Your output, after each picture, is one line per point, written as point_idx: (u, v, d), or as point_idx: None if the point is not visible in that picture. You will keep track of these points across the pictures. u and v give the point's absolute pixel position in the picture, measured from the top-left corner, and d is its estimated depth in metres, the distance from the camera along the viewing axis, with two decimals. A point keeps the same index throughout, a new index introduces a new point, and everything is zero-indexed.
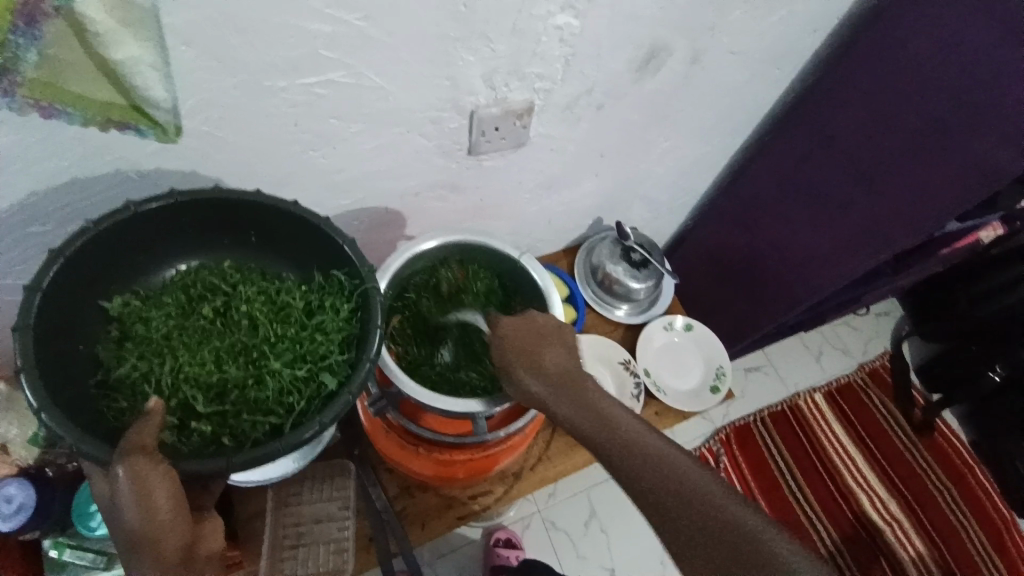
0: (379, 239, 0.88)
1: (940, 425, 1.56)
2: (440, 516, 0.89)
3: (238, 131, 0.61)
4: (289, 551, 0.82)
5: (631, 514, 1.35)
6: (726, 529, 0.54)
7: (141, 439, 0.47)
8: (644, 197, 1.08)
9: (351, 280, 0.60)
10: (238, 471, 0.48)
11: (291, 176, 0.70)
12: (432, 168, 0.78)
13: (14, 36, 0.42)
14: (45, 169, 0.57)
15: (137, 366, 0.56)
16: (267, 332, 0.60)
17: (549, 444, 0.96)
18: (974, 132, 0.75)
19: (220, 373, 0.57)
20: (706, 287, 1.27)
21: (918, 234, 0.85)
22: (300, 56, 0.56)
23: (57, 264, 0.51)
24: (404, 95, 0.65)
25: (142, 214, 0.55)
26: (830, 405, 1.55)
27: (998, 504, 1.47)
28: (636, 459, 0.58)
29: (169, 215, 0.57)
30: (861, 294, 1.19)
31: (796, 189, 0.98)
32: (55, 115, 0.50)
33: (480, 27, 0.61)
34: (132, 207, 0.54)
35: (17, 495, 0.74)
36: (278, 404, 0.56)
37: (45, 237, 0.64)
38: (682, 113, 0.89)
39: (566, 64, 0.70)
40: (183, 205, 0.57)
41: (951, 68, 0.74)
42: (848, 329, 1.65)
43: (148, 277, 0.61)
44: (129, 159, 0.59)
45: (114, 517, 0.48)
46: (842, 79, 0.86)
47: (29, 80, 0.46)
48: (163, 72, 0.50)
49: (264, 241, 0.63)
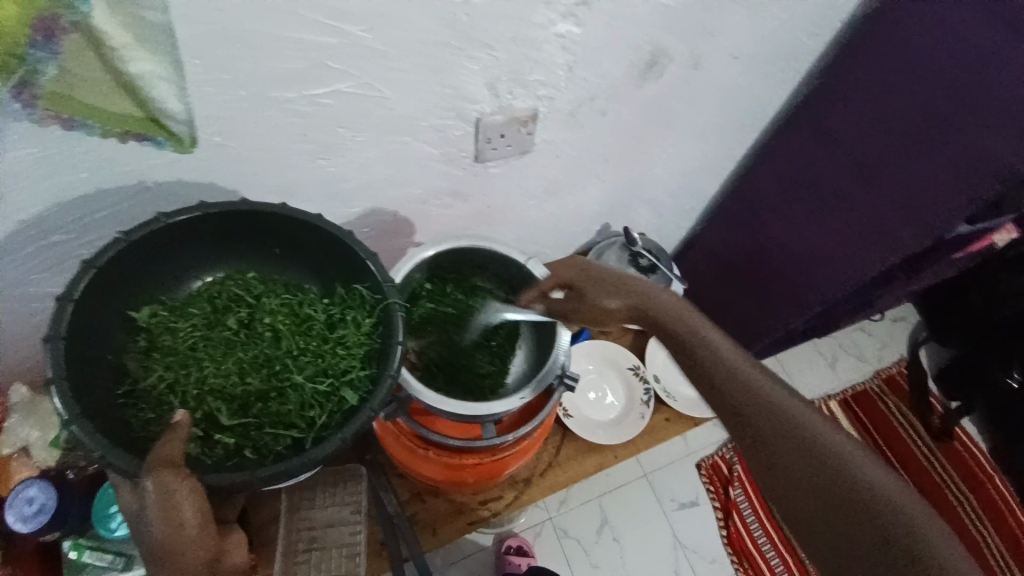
0: (388, 244, 0.89)
1: (960, 431, 1.52)
2: (450, 521, 0.90)
3: (248, 141, 0.63)
4: (302, 555, 0.81)
5: (643, 522, 1.34)
6: (774, 415, 0.62)
7: (169, 453, 0.48)
8: (652, 203, 1.09)
9: (374, 295, 0.61)
10: (261, 484, 0.50)
11: (302, 184, 0.71)
12: (441, 175, 0.80)
13: (33, 50, 0.44)
14: (64, 181, 0.59)
15: (164, 376, 0.58)
16: (290, 345, 0.62)
17: (558, 449, 0.97)
18: (970, 122, 0.75)
19: (244, 386, 0.59)
20: (714, 294, 1.27)
21: (925, 237, 0.85)
22: (308, 67, 0.58)
23: (88, 276, 0.53)
24: (411, 104, 0.67)
25: (170, 225, 0.57)
26: (845, 411, 1.54)
27: (1019, 513, 1.43)
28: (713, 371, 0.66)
29: (197, 225, 0.59)
30: (875, 299, 1.18)
31: (805, 190, 0.97)
32: (74, 127, 0.53)
33: (480, 35, 0.62)
34: (160, 219, 0.56)
35: (40, 497, 0.76)
36: (299, 418, 0.58)
37: (66, 246, 0.66)
38: (686, 118, 0.90)
39: (567, 71, 0.71)
40: (210, 217, 0.58)
41: (964, 70, 0.74)
42: (862, 333, 1.64)
43: (176, 286, 0.63)
44: (146, 171, 0.61)
45: (140, 527, 0.49)
46: (850, 81, 0.86)
47: (49, 94, 0.48)
48: (175, 86, 0.52)
49: (289, 252, 0.65)
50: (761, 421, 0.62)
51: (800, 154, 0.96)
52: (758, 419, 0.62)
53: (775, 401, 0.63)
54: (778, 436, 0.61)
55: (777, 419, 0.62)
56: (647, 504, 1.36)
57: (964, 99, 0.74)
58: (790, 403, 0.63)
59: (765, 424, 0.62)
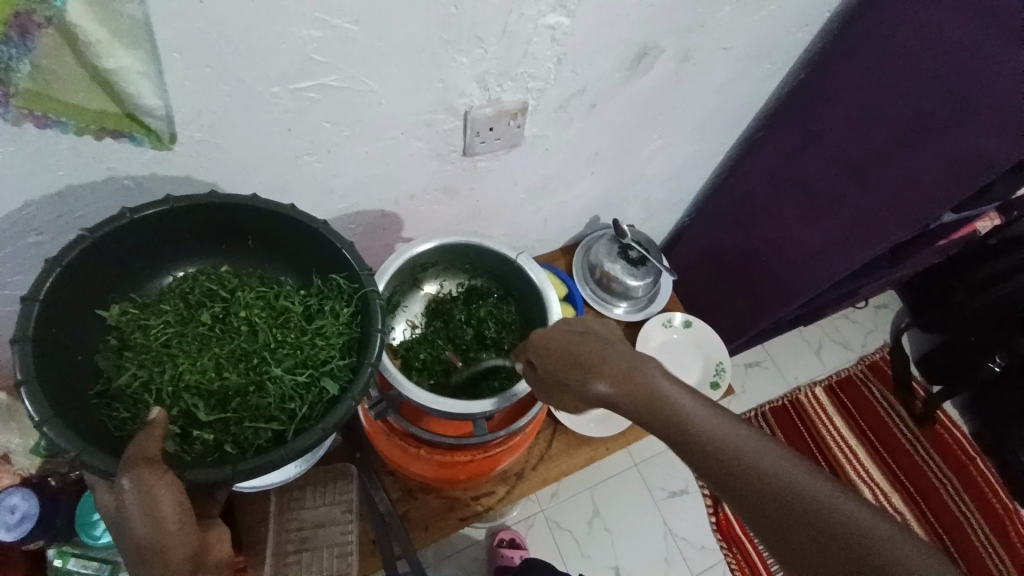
0: (377, 242, 0.88)
1: (941, 416, 1.55)
2: (443, 517, 0.89)
3: (234, 137, 0.61)
4: (293, 556, 0.82)
5: (635, 512, 1.35)
6: (752, 471, 0.53)
7: (145, 450, 0.48)
8: (642, 196, 1.09)
9: (351, 285, 0.60)
10: (242, 478, 0.48)
11: (287, 181, 0.70)
12: (430, 171, 0.78)
13: (7, 47, 0.42)
14: (39, 181, 0.57)
15: (138, 375, 0.56)
16: (267, 338, 0.60)
17: (550, 443, 0.97)
18: (967, 117, 0.73)
19: (221, 381, 0.58)
20: (703, 286, 1.27)
21: (912, 224, 0.85)
22: (295, 61, 0.56)
23: (54, 274, 0.50)
24: (400, 99, 0.65)
25: (137, 221, 0.55)
26: (831, 398, 1.55)
27: (1001, 493, 1.46)
28: (675, 429, 0.56)
29: (166, 221, 0.57)
30: (860, 288, 1.19)
31: (792, 181, 0.98)
32: (48, 125, 0.51)
33: (470, 29, 0.61)
34: (126, 214, 0.54)
35: (22, 505, 0.75)
36: (280, 411, 0.57)
37: (43, 248, 0.64)
38: (678, 111, 0.90)
39: (557, 64, 0.70)
40: (179, 212, 0.57)
41: (950, 65, 0.74)
42: (845, 321, 1.69)
43: (146, 283, 0.61)
44: (125, 168, 0.59)
45: (121, 528, 0.48)
46: (835, 74, 0.87)
47: (23, 91, 0.46)
48: (155, 81, 0.50)
49: (262, 245, 0.63)
50: (732, 478, 0.53)
51: (788, 143, 0.96)
52: (733, 476, 0.53)
53: (748, 454, 0.54)
54: (757, 496, 0.52)
55: (750, 477, 0.53)
56: (638, 494, 1.37)
57: (955, 96, 0.74)
58: (761, 456, 0.54)
59: (740, 479, 0.53)
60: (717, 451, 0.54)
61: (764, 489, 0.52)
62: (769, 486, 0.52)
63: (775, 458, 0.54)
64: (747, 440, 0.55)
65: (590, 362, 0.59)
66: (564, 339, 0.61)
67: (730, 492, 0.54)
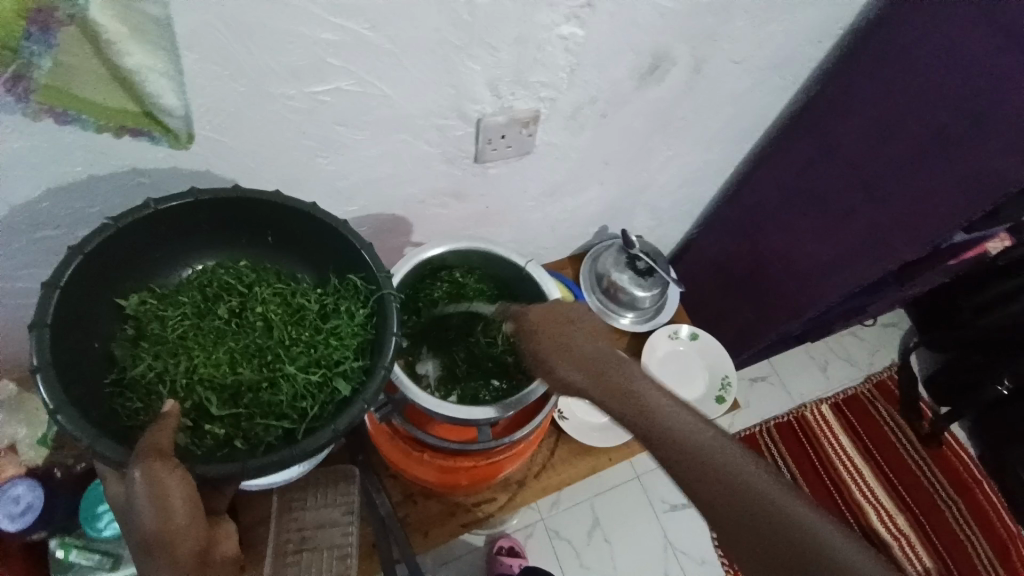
0: (386, 243, 0.88)
1: (948, 437, 1.54)
2: (443, 523, 0.89)
3: (247, 136, 0.62)
4: (292, 556, 0.78)
5: (635, 524, 1.34)
6: (702, 458, 0.57)
7: (157, 443, 0.47)
8: (650, 206, 1.09)
9: (368, 286, 0.60)
10: (252, 475, 0.48)
11: (299, 181, 0.70)
12: (439, 175, 0.79)
13: (29, 43, 0.43)
14: (56, 174, 0.58)
15: (153, 365, 0.57)
16: (281, 335, 0.61)
17: (552, 451, 0.96)
18: (981, 137, 0.74)
19: (234, 375, 0.58)
20: (711, 297, 1.27)
21: (922, 246, 0.85)
22: (310, 63, 0.57)
23: (73, 264, 0.51)
24: (411, 102, 0.66)
25: (160, 212, 0.55)
26: (837, 415, 1.54)
27: (1007, 517, 1.45)
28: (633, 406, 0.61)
29: (186, 214, 0.57)
30: (868, 304, 1.19)
31: (805, 197, 0.97)
32: (68, 121, 0.52)
33: (483, 35, 0.61)
34: (150, 205, 0.55)
35: (25, 496, 0.76)
36: (291, 409, 0.57)
37: (56, 241, 0.65)
38: (687, 122, 0.90)
39: (570, 73, 0.71)
40: (199, 205, 0.57)
41: (969, 87, 0.74)
42: (854, 338, 1.65)
43: (167, 275, 0.61)
44: (141, 164, 0.60)
45: (128, 517, 0.48)
46: (860, 83, 0.85)
47: (42, 86, 0.47)
48: (174, 82, 0.51)
49: (282, 242, 0.64)
50: (684, 463, 0.57)
51: (799, 160, 0.96)
52: (681, 459, 0.58)
53: (693, 433, 0.59)
54: (701, 477, 0.56)
55: (695, 456, 0.57)
56: (638, 506, 1.36)
57: (972, 113, 0.74)
58: (707, 440, 0.58)
59: (686, 464, 0.57)
60: (669, 434, 0.59)
61: (707, 470, 0.56)
62: (707, 467, 0.56)
63: (719, 444, 0.58)
64: (697, 425, 0.60)
65: (585, 357, 0.67)
66: (556, 323, 0.70)
67: (704, 495, 0.56)
